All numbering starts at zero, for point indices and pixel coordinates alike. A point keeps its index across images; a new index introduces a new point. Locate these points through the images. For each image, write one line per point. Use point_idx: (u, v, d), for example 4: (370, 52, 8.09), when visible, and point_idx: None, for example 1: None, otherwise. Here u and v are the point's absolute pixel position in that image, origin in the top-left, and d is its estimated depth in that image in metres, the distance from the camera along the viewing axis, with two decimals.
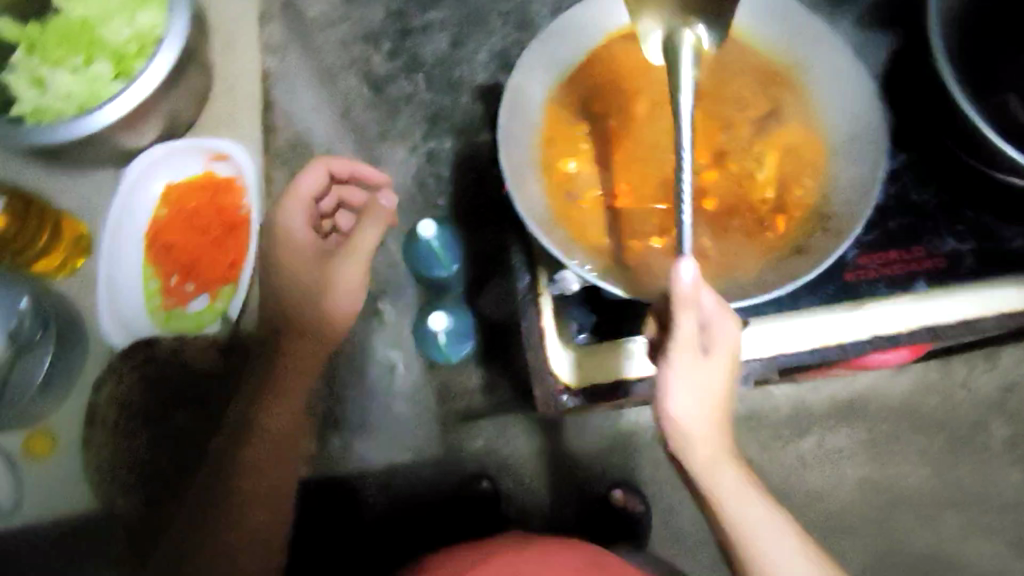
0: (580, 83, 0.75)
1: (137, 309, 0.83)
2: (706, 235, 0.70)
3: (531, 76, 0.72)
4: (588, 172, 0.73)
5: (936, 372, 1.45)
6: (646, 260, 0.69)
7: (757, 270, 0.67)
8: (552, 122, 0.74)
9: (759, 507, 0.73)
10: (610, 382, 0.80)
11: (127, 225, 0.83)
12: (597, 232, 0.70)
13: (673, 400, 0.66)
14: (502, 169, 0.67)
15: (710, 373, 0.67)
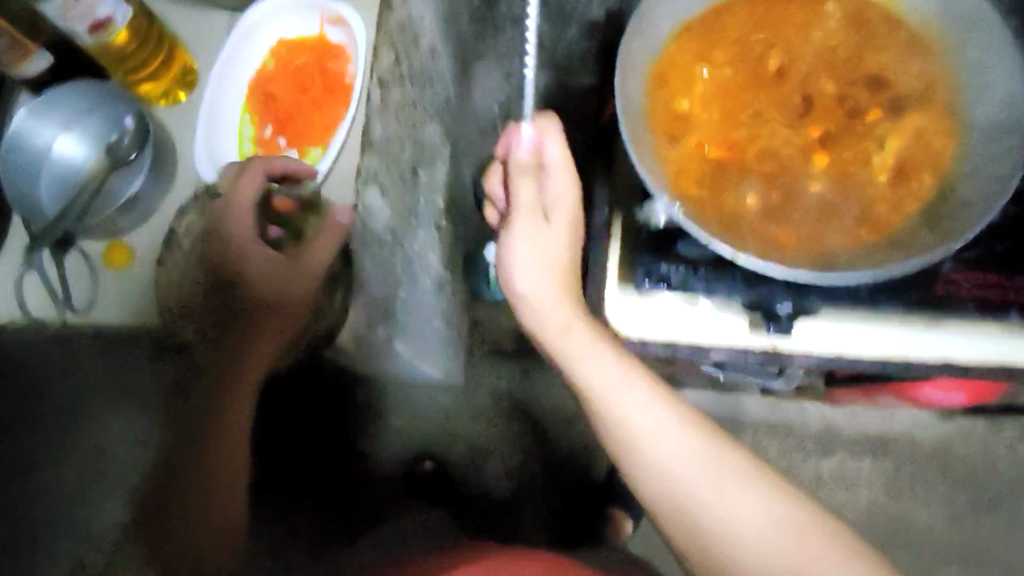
0: (716, 23, 0.72)
1: (229, 162, 0.76)
2: (801, 206, 0.68)
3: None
4: (700, 117, 0.70)
5: (982, 428, 1.39)
6: (736, 216, 0.67)
7: (847, 253, 0.65)
8: (675, 56, 0.70)
9: (674, 424, 0.68)
10: (659, 339, 0.83)
11: (234, 71, 0.77)
12: (692, 177, 0.68)
13: (533, 275, 0.73)
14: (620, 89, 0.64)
15: (558, 245, 0.73)
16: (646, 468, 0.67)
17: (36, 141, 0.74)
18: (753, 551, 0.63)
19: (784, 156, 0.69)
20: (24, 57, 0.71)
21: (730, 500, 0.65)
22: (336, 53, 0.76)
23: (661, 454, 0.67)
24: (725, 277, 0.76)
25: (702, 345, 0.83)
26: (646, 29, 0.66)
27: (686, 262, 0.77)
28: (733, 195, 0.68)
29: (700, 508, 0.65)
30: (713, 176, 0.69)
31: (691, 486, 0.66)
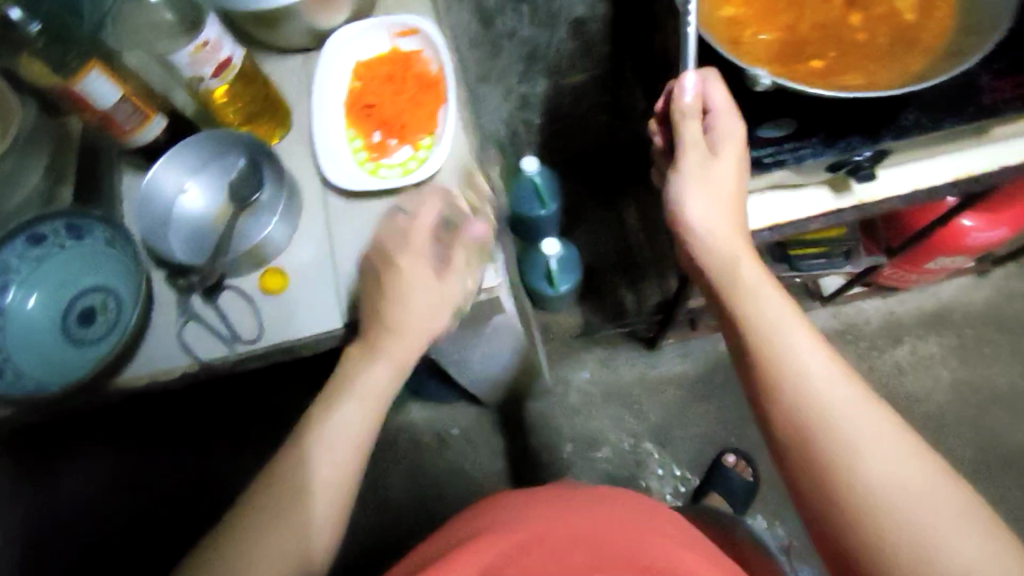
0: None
1: (348, 167, 0.81)
2: (856, 55, 0.78)
3: None
4: (742, 15, 0.81)
5: (1015, 280, 1.51)
6: (808, 76, 0.77)
7: (912, 78, 0.75)
8: None
9: (840, 376, 0.65)
10: (763, 228, 0.92)
11: (328, 92, 0.83)
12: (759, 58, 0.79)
13: (693, 196, 0.76)
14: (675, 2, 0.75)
15: (725, 172, 0.76)
16: (793, 384, 0.65)
17: (161, 194, 0.79)
18: (886, 500, 0.58)
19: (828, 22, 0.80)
20: (143, 121, 0.76)
21: (902, 487, 0.58)
22: (415, 57, 0.84)
23: (842, 434, 0.62)
24: (808, 145, 0.84)
25: (799, 221, 0.92)
26: None
27: (775, 142, 0.84)
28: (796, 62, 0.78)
29: (853, 468, 0.60)
30: (776, 53, 0.79)
31: (880, 475, 0.59)
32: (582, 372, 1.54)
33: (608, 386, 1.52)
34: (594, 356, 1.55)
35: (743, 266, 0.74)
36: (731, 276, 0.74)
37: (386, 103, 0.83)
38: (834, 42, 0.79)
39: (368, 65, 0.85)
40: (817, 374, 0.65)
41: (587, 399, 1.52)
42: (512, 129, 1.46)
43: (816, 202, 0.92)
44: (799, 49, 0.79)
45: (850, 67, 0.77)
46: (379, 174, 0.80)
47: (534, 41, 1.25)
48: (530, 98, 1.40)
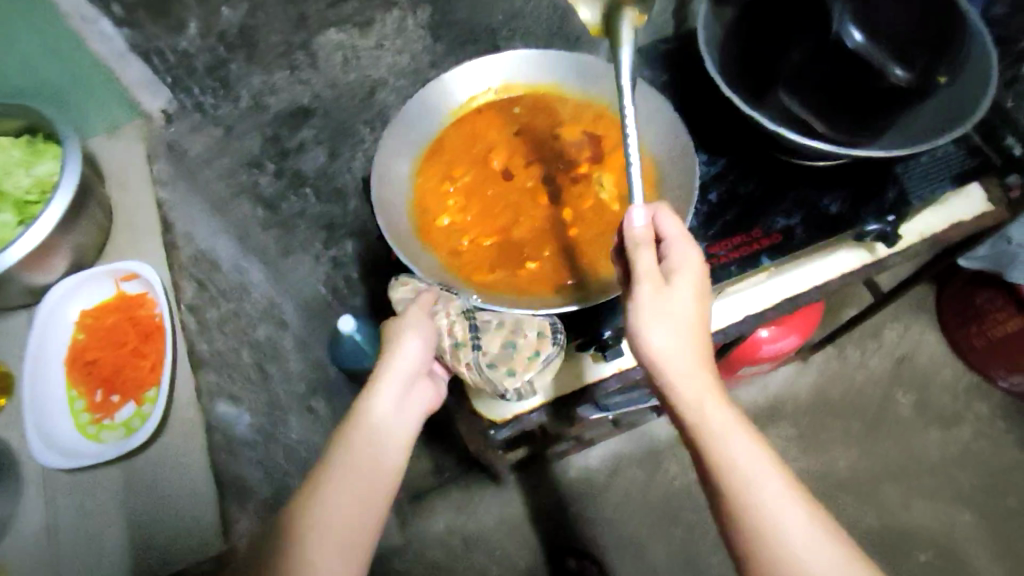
0: (438, 152, 0.91)
1: (63, 431, 0.76)
2: (569, 253, 0.84)
3: (394, 154, 0.86)
4: (459, 225, 0.87)
5: (834, 361, 1.60)
6: (524, 283, 0.83)
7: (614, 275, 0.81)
8: (421, 190, 0.88)
9: (812, 526, 0.59)
10: (529, 409, 0.88)
11: (43, 350, 0.80)
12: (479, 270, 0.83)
13: (665, 334, 0.63)
14: (385, 230, 0.78)
15: (682, 301, 0.64)
16: (759, 521, 0.59)
17: None
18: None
19: (541, 223, 0.87)
20: None
21: None
22: (139, 301, 0.84)
23: None
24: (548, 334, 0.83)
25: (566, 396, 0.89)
26: (389, 184, 0.84)
27: None
28: (511, 269, 0.84)
29: None
30: (494, 262, 0.84)
31: None
32: (437, 523, 1.46)
33: (470, 532, 1.45)
34: (449, 503, 1.48)
35: (710, 404, 0.63)
36: (700, 416, 0.63)
37: (112, 359, 0.81)
38: (548, 242, 0.85)
39: (92, 314, 0.83)
40: (798, 535, 0.59)
41: (446, 550, 1.44)
42: (333, 285, 1.40)
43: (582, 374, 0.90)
44: (516, 255, 0.85)
45: (563, 267, 0.83)
46: (102, 438, 0.78)
47: (327, 216, 1.23)
48: (342, 259, 1.34)
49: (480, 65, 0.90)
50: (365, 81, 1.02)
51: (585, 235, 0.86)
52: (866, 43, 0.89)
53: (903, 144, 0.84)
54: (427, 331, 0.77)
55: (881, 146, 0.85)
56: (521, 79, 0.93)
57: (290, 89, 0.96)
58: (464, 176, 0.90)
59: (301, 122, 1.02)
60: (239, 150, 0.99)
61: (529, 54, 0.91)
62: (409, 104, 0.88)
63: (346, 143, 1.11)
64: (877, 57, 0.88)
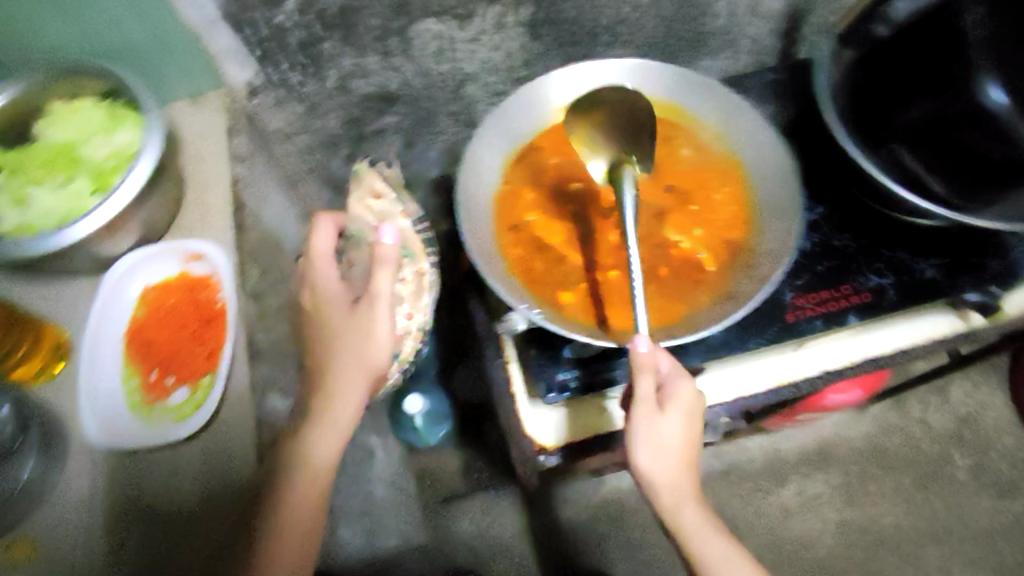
0: (526, 162, 0.88)
1: (115, 410, 0.76)
2: (639, 283, 0.81)
3: (487, 146, 0.84)
4: (541, 237, 0.84)
5: (893, 412, 1.51)
6: (589, 303, 0.79)
7: (686, 317, 0.77)
8: (504, 187, 0.86)
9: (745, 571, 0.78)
10: (584, 436, 0.82)
11: (104, 326, 0.79)
12: (547, 283, 0.81)
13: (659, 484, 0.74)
14: (462, 233, 0.77)
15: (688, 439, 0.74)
16: None
17: None
18: None
19: (614, 243, 0.84)
20: None
21: None
22: (204, 283, 0.82)
23: None
24: (617, 362, 0.81)
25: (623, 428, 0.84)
26: (476, 174, 0.83)
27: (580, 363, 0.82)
28: (591, 291, 0.80)
29: None
30: (562, 276, 0.81)
31: None
32: (464, 522, 1.39)
33: (494, 539, 1.38)
34: (477, 504, 1.40)
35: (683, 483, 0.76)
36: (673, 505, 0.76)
37: (169, 340, 0.80)
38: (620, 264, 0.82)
39: (157, 292, 0.83)
40: None
41: (469, 555, 1.37)
42: None
43: None
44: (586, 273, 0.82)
45: (627, 296, 0.80)
46: (151, 420, 0.76)
47: None
48: None
49: (598, 66, 0.86)
50: (453, 76, 0.99)
51: (668, 267, 0.81)
52: (1007, 101, 0.76)
53: (1003, 222, 0.73)
54: (387, 324, 0.81)
55: (981, 219, 0.74)
56: (636, 90, 0.88)
57: (380, 74, 0.94)
58: (552, 180, 0.87)
59: (386, 108, 1.02)
60: (320, 129, 1.02)
61: (651, 65, 0.86)
62: (514, 93, 0.85)
63: (423, 132, 1.10)
64: (1014, 119, 0.76)
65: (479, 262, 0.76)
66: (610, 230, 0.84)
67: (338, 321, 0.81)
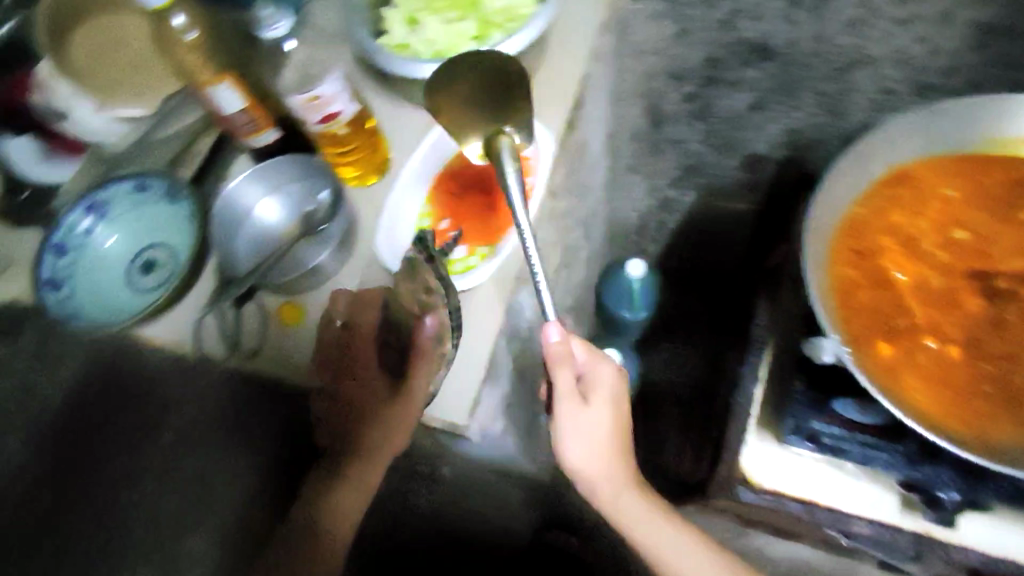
0: (907, 182, 0.78)
1: (403, 238, 0.83)
2: (972, 372, 0.72)
3: (873, 152, 0.76)
4: (882, 271, 0.76)
5: None
6: (905, 369, 0.72)
7: (1016, 436, 0.68)
8: (866, 200, 0.78)
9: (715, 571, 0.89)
10: (795, 495, 0.80)
11: (423, 164, 0.87)
12: (867, 323, 0.74)
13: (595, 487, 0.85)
14: (807, 238, 0.73)
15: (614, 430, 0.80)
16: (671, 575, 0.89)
17: (246, 199, 0.84)
18: None
19: (962, 317, 0.74)
20: (255, 131, 0.82)
21: None
22: None
23: None
24: (884, 446, 0.73)
25: (840, 513, 0.79)
26: (846, 177, 0.75)
27: (843, 424, 0.74)
28: (912, 355, 0.73)
29: None
30: (888, 324, 0.74)
31: None
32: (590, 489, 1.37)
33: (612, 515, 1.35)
34: None
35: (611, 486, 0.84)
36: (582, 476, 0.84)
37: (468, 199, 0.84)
38: (959, 341, 0.73)
39: None
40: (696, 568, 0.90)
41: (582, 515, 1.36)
42: (645, 224, 1.35)
43: (868, 499, 0.78)
44: (915, 334, 0.74)
45: (954, 381, 0.71)
46: None
47: (699, 158, 1.16)
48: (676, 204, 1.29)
49: None
50: (848, 54, 0.88)
51: (1013, 372, 0.71)
52: None
53: None
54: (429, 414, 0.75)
55: None
56: None
57: (772, 23, 0.87)
58: (921, 216, 0.78)
59: (754, 61, 0.94)
60: (675, 57, 0.97)
61: None
62: (937, 104, 0.74)
63: (778, 101, 1.00)
64: None
65: (811, 275, 0.71)
66: (964, 301, 0.75)
67: (369, 373, 0.79)
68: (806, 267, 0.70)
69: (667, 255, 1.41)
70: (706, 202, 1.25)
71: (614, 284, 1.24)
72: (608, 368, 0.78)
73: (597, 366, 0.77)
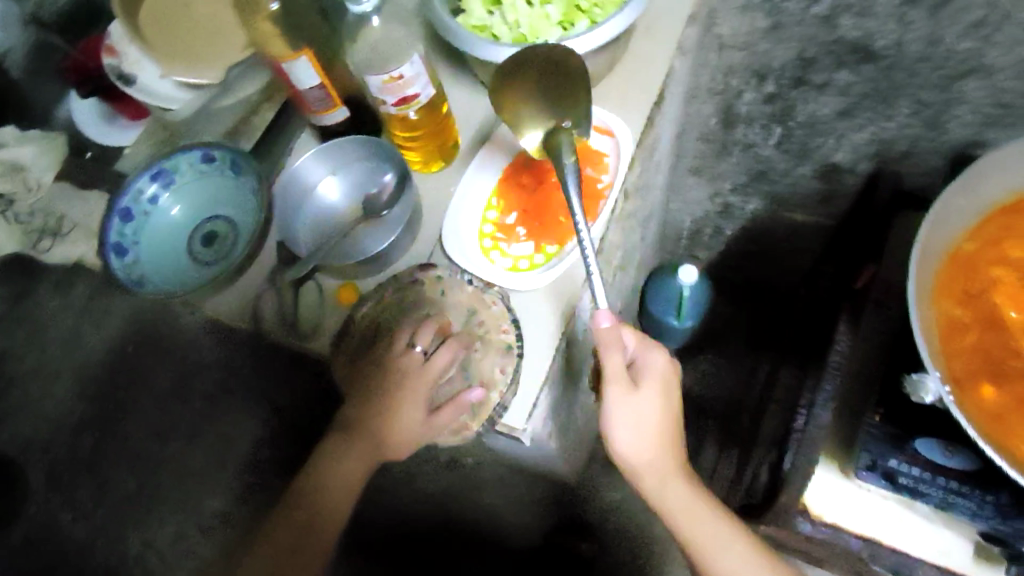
0: None
1: (468, 230, 0.80)
2: None
3: (991, 174, 0.70)
4: (992, 309, 0.70)
5: None
6: (1013, 414, 0.66)
7: None
8: (980, 224, 0.71)
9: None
10: (855, 531, 0.80)
11: (495, 153, 0.83)
12: (973, 360, 0.68)
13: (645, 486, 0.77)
14: (914, 262, 0.66)
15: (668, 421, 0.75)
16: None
17: (309, 177, 0.82)
18: None
19: None
20: (328, 109, 0.80)
21: None
22: (596, 158, 0.80)
23: None
24: (967, 492, 0.70)
25: (901, 554, 0.78)
26: (959, 199, 0.69)
27: (920, 465, 0.72)
28: (1022, 399, 0.67)
29: None
30: (995, 363, 0.68)
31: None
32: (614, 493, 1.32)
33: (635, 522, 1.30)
34: None
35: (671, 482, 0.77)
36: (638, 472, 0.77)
37: (540, 194, 0.81)
38: None
39: None
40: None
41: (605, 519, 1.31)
42: (699, 226, 1.30)
43: (930, 540, 0.78)
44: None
45: None
46: (490, 255, 0.79)
47: (767, 164, 1.09)
48: (734, 210, 1.23)
49: None
50: (963, 61, 0.81)
51: None
52: None
53: None
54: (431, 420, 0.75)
55: None
56: None
57: (880, 23, 0.80)
58: None
59: (851, 63, 0.87)
60: (761, 56, 0.91)
61: None
62: None
63: (870, 108, 0.92)
64: None
65: (915, 304, 0.66)
66: None
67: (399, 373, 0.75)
68: (909, 296, 0.65)
69: (717, 264, 1.38)
70: (770, 211, 1.19)
71: (663, 287, 1.19)
72: (662, 355, 0.75)
73: (650, 351, 0.75)
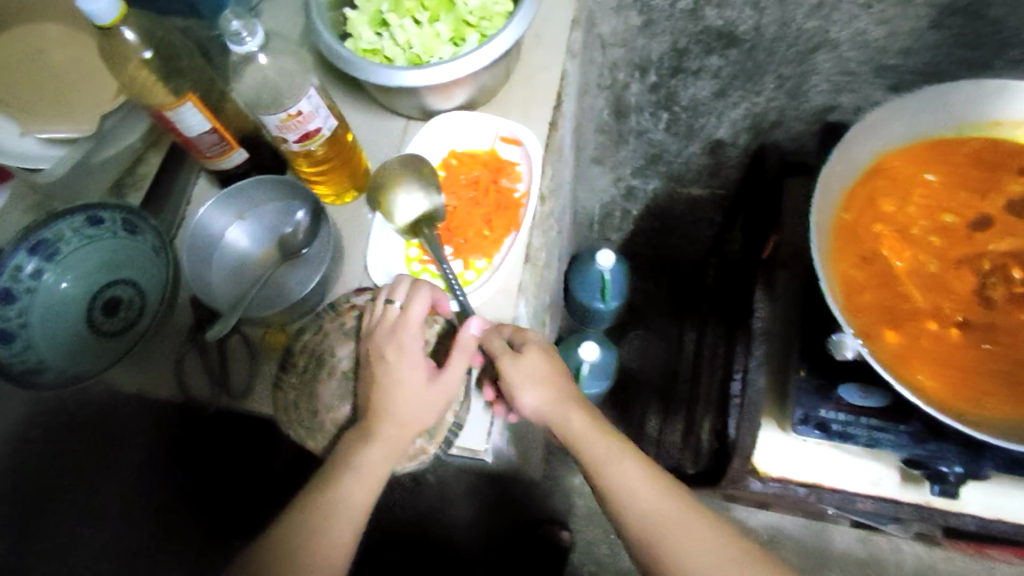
0: (890, 170, 0.80)
1: (395, 258, 0.79)
2: (978, 349, 0.74)
3: (859, 144, 0.77)
4: (882, 264, 0.78)
5: None
6: (915, 354, 0.74)
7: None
8: (856, 189, 0.79)
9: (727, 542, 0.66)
10: (799, 480, 0.87)
11: None
12: (874, 313, 0.76)
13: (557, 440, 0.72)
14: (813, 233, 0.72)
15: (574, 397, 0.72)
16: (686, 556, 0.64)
17: (213, 226, 0.78)
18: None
19: (961, 295, 0.77)
20: (222, 153, 0.76)
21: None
22: (509, 169, 0.81)
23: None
24: (891, 428, 0.78)
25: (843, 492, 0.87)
26: (837, 171, 0.76)
27: (847, 410, 0.79)
28: (921, 339, 0.75)
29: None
30: (893, 313, 0.76)
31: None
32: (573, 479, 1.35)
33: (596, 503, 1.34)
34: None
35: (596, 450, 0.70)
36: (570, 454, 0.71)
37: (461, 211, 0.81)
38: (962, 320, 0.76)
39: (459, 158, 0.83)
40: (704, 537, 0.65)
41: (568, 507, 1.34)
42: (607, 211, 1.36)
43: (865, 474, 0.87)
44: (920, 318, 0.76)
45: (964, 359, 0.74)
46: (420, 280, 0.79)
47: (661, 148, 1.14)
48: (637, 192, 1.29)
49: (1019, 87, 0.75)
50: (813, 38, 0.89)
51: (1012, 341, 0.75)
52: None
53: None
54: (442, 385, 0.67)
55: None
56: None
57: (737, 10, 0.86)
58: (909, 202, 0.80)
59: (718, 49, 0.92)
60: (638, 49, 0.96)
61: None
62: (915, 92, 0.76)
63: (740, 87, 0.99)
64: None
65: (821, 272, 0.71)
66: (960, 280, 0.78)
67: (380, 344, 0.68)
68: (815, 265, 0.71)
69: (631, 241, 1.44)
70: (668, 189, 1.25)
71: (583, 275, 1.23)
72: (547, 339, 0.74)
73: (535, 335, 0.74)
